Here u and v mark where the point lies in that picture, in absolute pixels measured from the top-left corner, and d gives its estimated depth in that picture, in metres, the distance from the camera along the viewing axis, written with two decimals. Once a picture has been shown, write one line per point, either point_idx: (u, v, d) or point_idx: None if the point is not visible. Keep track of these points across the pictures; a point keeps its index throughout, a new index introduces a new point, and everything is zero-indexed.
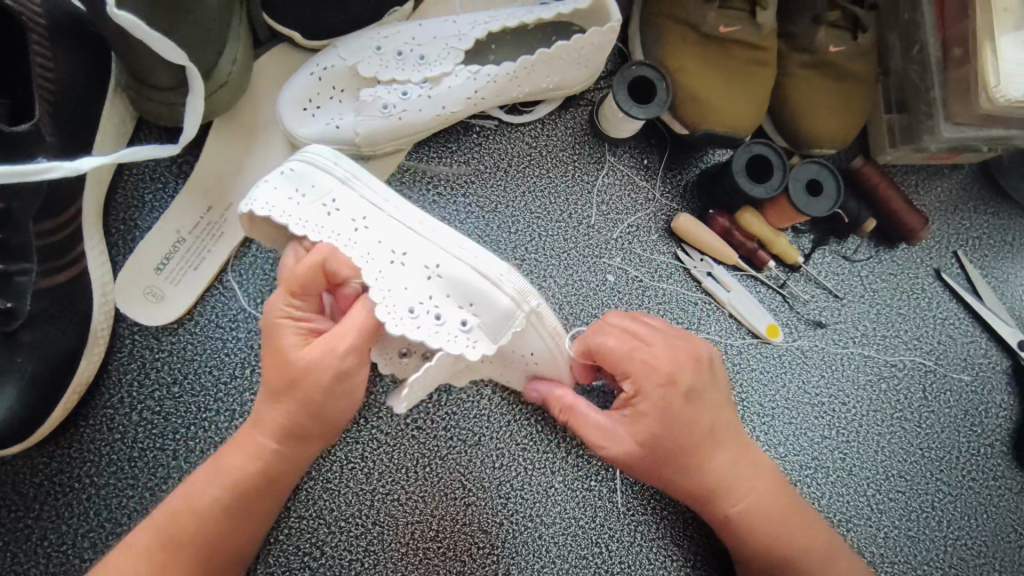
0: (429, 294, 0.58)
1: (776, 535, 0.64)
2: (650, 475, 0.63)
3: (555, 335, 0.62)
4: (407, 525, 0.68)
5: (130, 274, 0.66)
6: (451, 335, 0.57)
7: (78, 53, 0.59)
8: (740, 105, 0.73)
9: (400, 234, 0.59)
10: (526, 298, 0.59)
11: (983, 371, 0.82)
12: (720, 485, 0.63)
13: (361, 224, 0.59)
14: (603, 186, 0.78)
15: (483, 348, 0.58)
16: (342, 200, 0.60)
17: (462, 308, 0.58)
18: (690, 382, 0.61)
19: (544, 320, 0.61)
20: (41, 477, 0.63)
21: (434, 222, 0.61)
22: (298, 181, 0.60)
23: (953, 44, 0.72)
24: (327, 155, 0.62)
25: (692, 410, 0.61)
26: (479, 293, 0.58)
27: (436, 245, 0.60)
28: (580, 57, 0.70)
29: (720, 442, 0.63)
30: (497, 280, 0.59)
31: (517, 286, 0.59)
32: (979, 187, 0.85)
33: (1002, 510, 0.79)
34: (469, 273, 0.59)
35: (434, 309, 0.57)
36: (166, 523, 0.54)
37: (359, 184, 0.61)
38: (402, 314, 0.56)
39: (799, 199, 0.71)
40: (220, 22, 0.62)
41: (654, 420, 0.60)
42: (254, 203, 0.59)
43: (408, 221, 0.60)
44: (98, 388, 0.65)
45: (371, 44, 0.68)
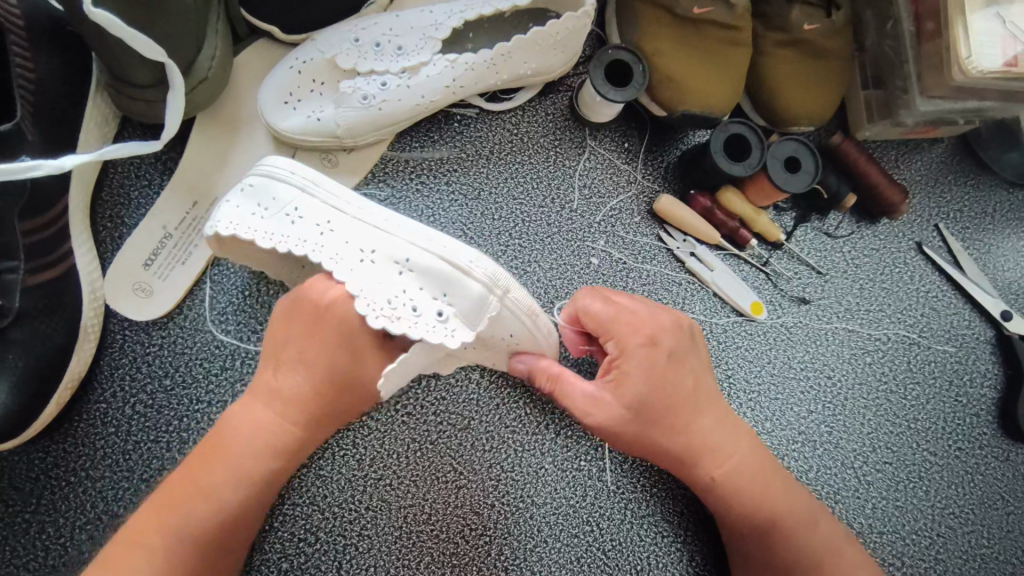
0: (402, 288, 0.59)
1: (757, 500, 0.65)
2: (636, 444, 0.64)
3: (531, 314, 0.63)
4: (400, 509, 0.69)
5: (118, 270, 0.67)
6: (429, 326, 0.58)
7: (57, 53, 0.59)
8: (717, 84, 0.73)
9: (367, 233, 0.60)
10: (500, 280, 0.60)
11: (967, 342, 0.83)
12: (706, 449, 0.64)
13: (327, 228, 0.60)
14: (585, 170, 0.78)
15: (461, 336, 0.59)
16: (304, 207, 0.60)
17: (438, 297, 0.59)
18: (674, 346, 0.64)
19: (522, 297, 0.62)
20: (37, 472, 0.64)
21: (398, 216, 0.62)
22: (259, 196, 0.60)
23: (926, 18, 0.72)
24: (282, 165, 0.61)
25: (675, 372, 0.63)
26: (453, 282, 0.59)
27: (403, 240, 0.60)
28: (556, 42, 0.71)
29: (702, 407, 0.65)
30: (468, 267, 0.59)
31: (489, 270, 0.60)
32: (959, 161, 0.86)
33: (989, 478, 0.80)
34: (439, 262, 0.59)
35: (409, 302, 0.59)
36: (169, 510, 0.54)
37: (318, 189, 0.61)
38: (381, 304, 0.58)
39: (778, 175, 0.71)
40: (198, 19, 0.63)
41: (640, 381, 0.62)
42: (218, 223, 0.60)
43: (373, 220, 0.61)
44: (91, 383, 0.66)
45: (349, 37, 0.69)
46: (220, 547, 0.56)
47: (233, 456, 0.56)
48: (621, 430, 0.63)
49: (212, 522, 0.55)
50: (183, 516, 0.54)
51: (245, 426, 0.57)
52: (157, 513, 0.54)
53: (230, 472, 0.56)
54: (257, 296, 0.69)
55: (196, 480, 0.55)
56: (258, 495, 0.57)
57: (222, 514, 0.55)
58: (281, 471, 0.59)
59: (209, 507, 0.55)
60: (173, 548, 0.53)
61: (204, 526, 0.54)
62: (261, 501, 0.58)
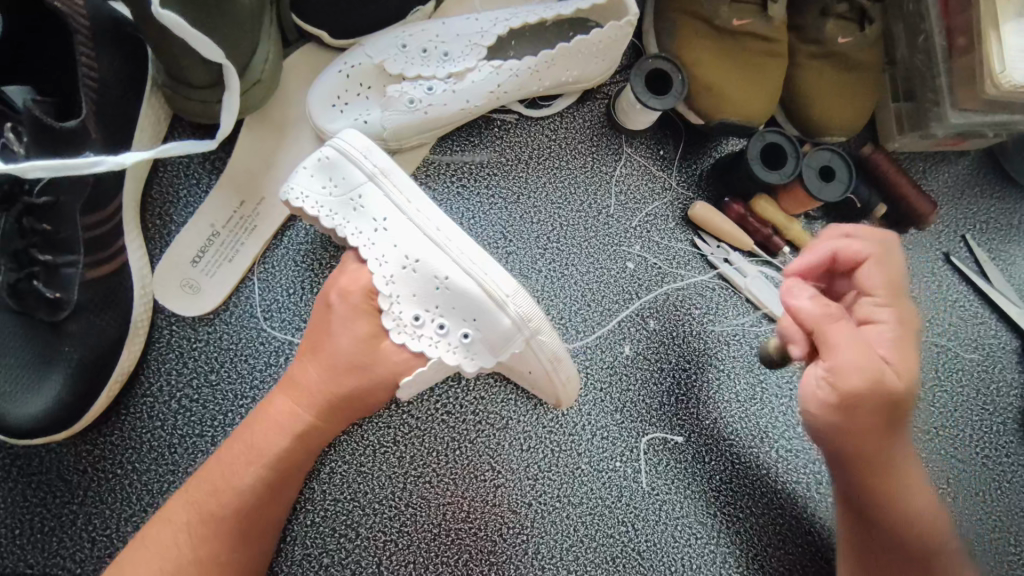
0: (436, 304, 0.60)
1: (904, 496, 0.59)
2: (858, 433, 0.55)
3: (555, 360, 0.63)
4: (440, 506, 0.70)
5: (167, 267, 0.68)
6: (450, 346, 0.60)
7: (119, 53, 0.61)
8: (753, 95, 0.75)
9: (416, 241, 0.61)
10: (529, 323, 0.60)
11: (993, 351, 0.84)
12: (886, 449, 0.57)
13: (381, 225, 0.61)
14: (621, 176, 0.80)
15: (479, 362, 0.61)
16: (366, 196, 0.62)
17: (465, 321, 0.60)
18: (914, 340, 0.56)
19: (548, 340, 0.62)
20: (84, 464, 0.65)
21: (451, 229, 0.62)
22: (331, 172, 0.63)
23: (958, 33, 0.74)
24: (360, 146, 0.63)
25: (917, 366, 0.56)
26: (485, 312, 0.59)
27: (448, 257, 0.60)
28: (598, 51, 0.73)
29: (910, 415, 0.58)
30: (502, 301, 0.59)
31: (521, 313, 0.59)
32: (984, 173, 0.87)
33: (1016, 486, 0.81)
34: (476, 290, 0.59)
35: (438, 319, 0.60)
36: (195, 496, 0.57)
37: (386, 181, 0.62)
38: (406, 321, 0.60)
39: (812, 184, 0.73)
40: (253, 23, 0.65)
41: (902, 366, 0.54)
42: (291, 191, 0.63)
43: (427, 228, 0.61)
44: (138, 377, 0.67)
45: (397, 42, 0.71)
46: (245, 533, 0.57)
47: (255, 439, 0.58)
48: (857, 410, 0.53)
49: (229, 505, 0.56)
50: (203, 498, 0.56)
51: (264, 415, 0.59)
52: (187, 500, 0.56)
53: (251, 457, 0.57)
54: (301, 293, 0.71)
55: (220, 467, 0.57)
56: (276, 483, 0.58)
57: (239, 501, 0.56)
58: (300, 463, 0.60)
59: (227, 493, 0.56)
60: (193, 527, 0.55)
61: (224, 512, 0.56)
62: (277, 490, 0.59)
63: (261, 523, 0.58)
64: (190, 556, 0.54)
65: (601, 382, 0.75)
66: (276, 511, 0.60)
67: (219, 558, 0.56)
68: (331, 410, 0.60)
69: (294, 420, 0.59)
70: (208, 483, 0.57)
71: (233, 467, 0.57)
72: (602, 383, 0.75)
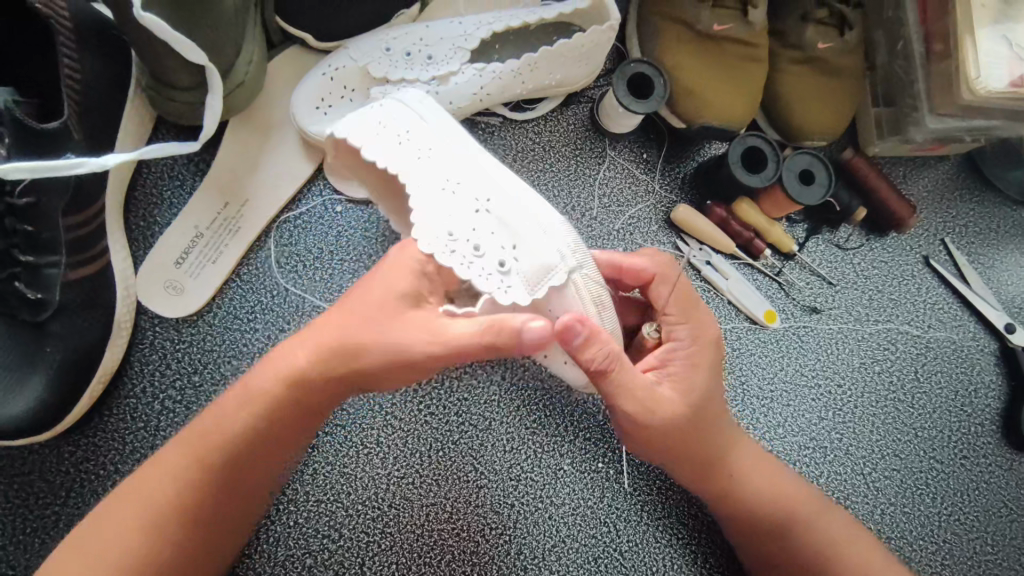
0: (475, 226, 0.59)
1: (767, 487, 0.66)
2: (687, 446, 0.63)
3: (599, 303, 0.63)
4: (422, 507, 0.70)
5: (151, 268, 0.68)
6: (485, 271, 0.58)
7: (103, 54, 0.61)
8: (734, 99, 0.76)
9: (461, 169, 0.62)
10: (570, 257, 0.61)
11: (972, 353, 0.85)
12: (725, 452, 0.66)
13: (425, 152, 0.63)
14: (604, 179, 0.80)
15: (516, 296, 0.59)
16: (413, 124, 0.64)
17: (506, 248, 0.60)
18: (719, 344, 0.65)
19: (589, 285, 0.62)
20: (66, 466, 0.64)
21: (496, 167, 0.64)
22: (376, 104, 0.64)
23: (936, 39, 0.75)
24: (410, 86, 0.66)
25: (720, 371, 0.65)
26: (526, 239, 0.60)
27: (494, 187, 0.62)
28: (581, 54, 0.73)
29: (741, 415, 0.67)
30: (548, 230, 0.62)
31: (568, 243, 0.62)
32: (964, 177, 0.89)
33: (993, 486, 0.82)
34: (522, 219, 0.61)
35: (475, 241, 0.59)
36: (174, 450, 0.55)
37: (433, 117, 0.65)
38: (442, 237, 0.58)
39: (792, 187, 0.73)
40: (237, 25, 0.65)
41: (702, 379, 0.63)
42: None
43: (473, 162, 0.63)
44: (121, 378, 0.67)
45: (381, 45, 0.71)
46: (213, 488, 0.55)
47: (244, 395, 0.57)
48: (669, 431, 0.62)
49: (204, 455, 0.55)
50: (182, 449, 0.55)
51: (228, 412, 0.56)
52: (159, 477, 0.54)
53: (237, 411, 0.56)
54: (285, 295, 0.71)
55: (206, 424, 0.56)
56: (254, 440, 0.56)
57: (213, 452, 0.55)
58: (282, 425, 0.58)
59: (203, 445, 0.55)
60: (170, 478, 0.54)
61: (201, 460, 0.54)
62: (252, 449, 0.56)
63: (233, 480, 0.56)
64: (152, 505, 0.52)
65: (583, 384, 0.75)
66: (249, 470, 0.57)
67: (181, 503, 0.53)
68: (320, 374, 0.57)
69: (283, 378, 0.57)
70: (164, 473, 0.54)
71: (219, 425, 0.56)
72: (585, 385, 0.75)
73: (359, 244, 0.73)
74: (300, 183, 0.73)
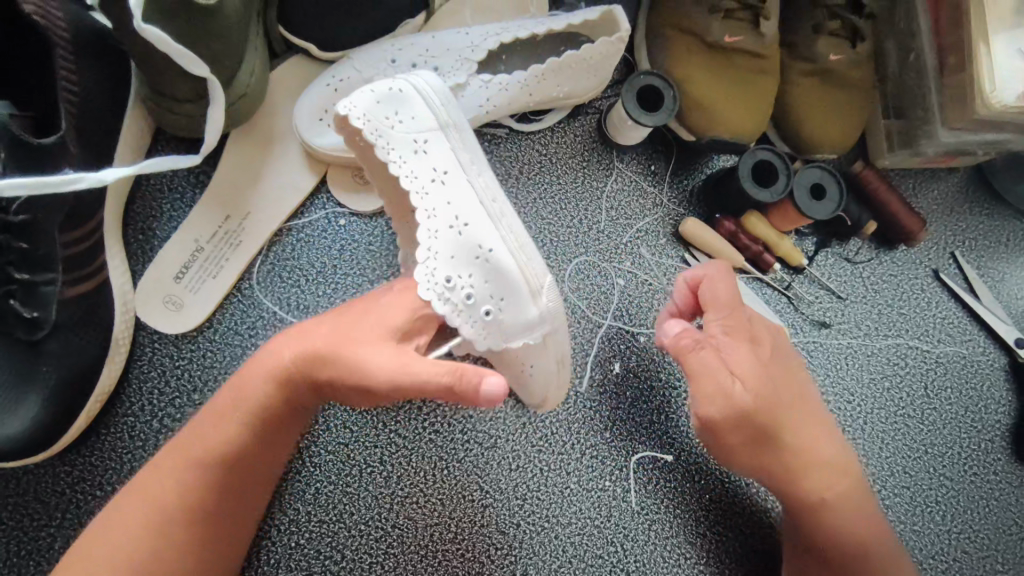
0: (470, 273, 0.56)
1: (843, 493, 0.63)
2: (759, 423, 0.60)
3: (561, 360, 0.62)
4: (426, 527, 0.69)
5: (150, 283, 0.67)
6: (470, 318, 0.56)
7: (101, 66, 0.60)
8: (744, 112, 0.75)
9: (470, 204, 0.58)
10: (552, 318, 0.59)
11: (981, 368, 0.84)
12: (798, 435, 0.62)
13: (439, 176, 0.58)
14: (612, 191, 0.79)
15: (490, 343, 0.57)
16: (432, 144, 0.59)
17: (493, 298, 0.56)
18: (772, 337, 0.64)
19: (558, 345, 0.61)
20: (63, 486, 0.63)
21: (506, 206, 0.59)
22: (398, 107, 0.60)
23: (949, 51, 0.74)
24: (438, 94, 0.61)
25: (783, 365, 0.63)
26: (515, 293, 0.57)
27: (497, 230, 0.58)
28: (589, 65, 0.72)
29: (815, 409, 0.64)
30: (536, 290, 0.57)
31: (550, 307, 0.58)
32: (974, 190, 0.88)
33: (1003, 504, 0.81)
34: (515, 270, 0.57)
35: (468, 289, 0.56)
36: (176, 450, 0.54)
37: (455, 136, 0.60)
38: (438, 281, 0.55)
39: (803, 202, 0.72)
40: (240, 36, 0.63)
41: (766, 375, 0.60)
42: (351, 109, 0.59)
43: (484, 197, 0.58)
44: (119, 396, 0.65)
45: (387, 56, 0.70)
46: (211, 493, 0.54)
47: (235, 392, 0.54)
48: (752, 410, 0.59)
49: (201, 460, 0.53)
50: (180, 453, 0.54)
51: (222, 414, 0.54)
52: (165, 476, 0.53)
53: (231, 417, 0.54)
54: (287, 310, 0.70)
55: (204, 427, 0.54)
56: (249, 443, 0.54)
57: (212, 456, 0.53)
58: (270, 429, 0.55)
59: (200, 448, 0.54)
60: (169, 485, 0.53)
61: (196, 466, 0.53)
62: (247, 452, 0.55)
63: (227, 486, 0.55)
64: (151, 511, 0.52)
65: (591, 401, 0.74)
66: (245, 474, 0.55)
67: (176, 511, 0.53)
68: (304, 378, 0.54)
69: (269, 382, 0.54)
70: (164, 479, 0.53)
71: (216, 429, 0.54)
72: (592, 402, 0.74)
73: (362, 258, 0.72)
74: (304, 195, 0.71)
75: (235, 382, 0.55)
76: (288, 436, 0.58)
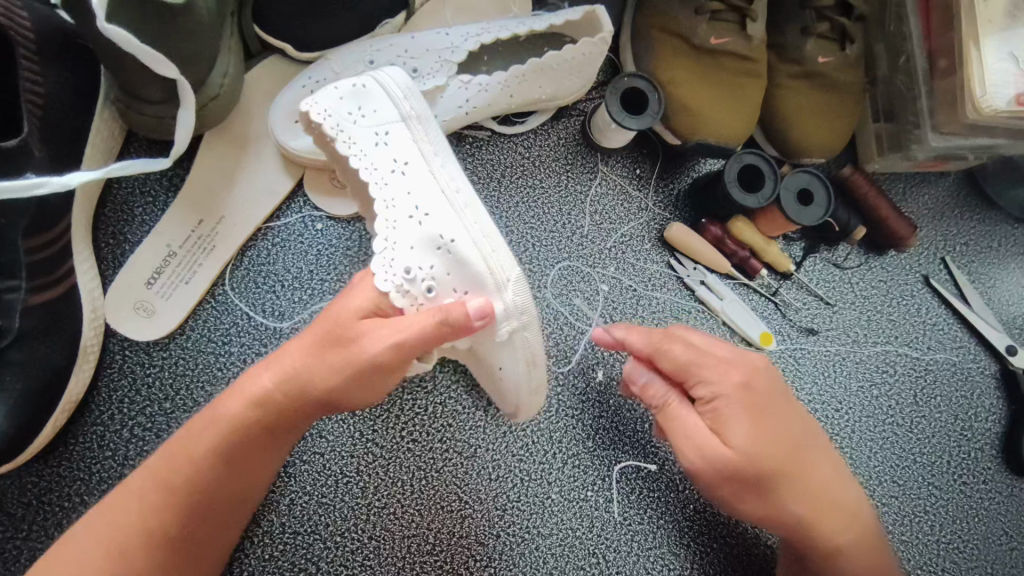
0: (431, 265, 0.56)
1: (851, 536, 0.62)
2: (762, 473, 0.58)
3: (531, 362, 0.59)
4: (403, 539, 0.67)
5: (120, 289, 0.65)
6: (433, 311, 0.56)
7: (67, 66, 0.58)
8: (730, 116, 0.73)
9: (431, 194, 0.57)
10: (521, 314, 0.57)
11: (971, 375, 0.83)
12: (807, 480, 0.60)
13: (400, 167, 0.58)
14: (596, 196, 0.78)
15: None
16: (394, 134, 0.59)
17: (455, 289, 0.56)
18: (760, 388, 0.60)
19: (529, 342, 0.58)
20: (29, 497, 0.61)
21: (471, 197, 0.58)
22: (359, 98, 0.59)
23: (940, 55, 0.73)
24: (400, 83, 0.60)
25: (773, 422, 0.59)
26: (478, 286, 0.56)
27: (460, 221, 0.57)
28: (572, 67, 0.71)
29: (816, 458, 0.61)
30: (502, 284, 0.56)
31: (518, 302, 0.56)
32: (965, 194, 0.86)
33: (993, 513, 0.80)
34: (476, 262, 0.56)
35: (429, 281, 0.56)
36: (156, 462, 0.53)
37: (418, 126, 0.59)
38: (399, 273, 0.56)
39: (791, 208, 0.71)
40: (213, 37, 0.62)
41: (757, 442, 0.57)
42: (312, 101, 0.60)
43: (447, 188, 0.58)
44: (88, 405, 0.64)
45: (365, 58, 0.69)
46: (187, 507, 0.52)
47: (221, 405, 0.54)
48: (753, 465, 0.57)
49: (183, 475, 0.52)
50: (158, 465, 0.53)
51: (192, 437, 0.53)
52: (141, 490, 0.52)
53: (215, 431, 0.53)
54: (262, 315, 0.68)
55: (188, 439, 0.53)
56: (232, 460, 0.54)
57: (192, 471, 0.52)
58: (257, 442, 0.55)
59: (184, 462, 0.52)
60: (146, 500, 0.52)
61: (176, 478, 0.52)
62: (231, 467, 0.54)
63: (206, 501, 0.53)
64: (125, 525, 0.51)
65: (573, 409, 0.73)
66: (228, 489, 0.55)
67: (151, 525, 0.51)
68: (297, 391, 0.54)
69: (261, 394, 0.54)
70: (129, 500, 0.52)
71: (201, 442, 0.53)
72: (574, 410, 0.73)
73: (339, 262, 0.70)
74: (280, 199, 0.69)
75: (219, 399, 0.55)
76: (265, 460, 0.56)
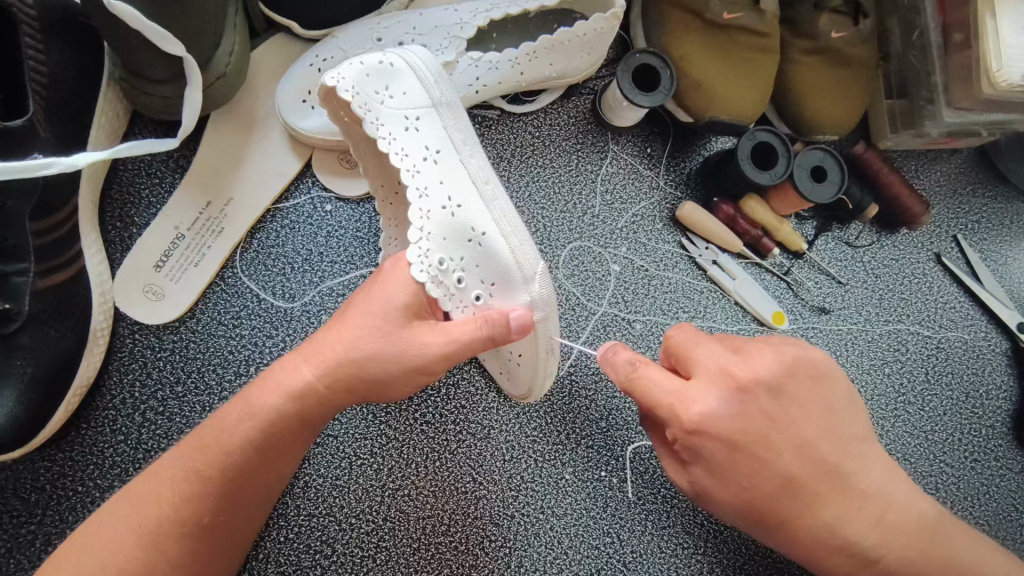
0: (462, 256, 0.55)
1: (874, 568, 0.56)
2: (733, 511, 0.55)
3: (549, 351, 0.59)
4: (419, 520, 0.67)
5: (129, 272, 0.64)
6: (461, 303, 0.55)
7: (70, 44, 0.57)
8: (742, 92, 0.72)
9: (462, 184, 0.56)
10: (543, 307, 0.56)
11: (983, 353, 0.83)
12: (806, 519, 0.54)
13: (432, 156, 0.55)
14: (607, 174, 0.77)
15: None
16: (425, 120, 0.56)
17: (483, 282, 0.56)
18: (743, 423, 0.52)
19: (548, 334, 0.58)
20: (42, 482, 0.61)
21: (499, 187, 0.57)
22: (388, 80, 0.56)
23: (954, 29, 0.72)
24: (432, 68, 0.57)
25: (747, 465, 0.53)
26: (507, 280, 0.55)
27: (490, 213, 0.56)
28: (583, 43, 0.69)
29: (819, 503, 0.54)
30: (530, 277, 0.56)
31: (543, 295, 0.56)
32: (977, 170, 0.86)
33: (1003, 490, 0.80)
34: (507, 256, 0.55)
35: (459, 273, 0.55)
36: (191, 455, 0.52)
37: (449, 113, 0.57)
38: (432, 262, 0.54)
39: (804, 185, 0.70)
40: (219, 14, 0.61)
41: (716, 487, 0.53)
42: (340, 79, 0.56)
43: (478, 179, 0.56)
44: (99, 389, 0.63)
45: (373, 35, 0.67)
46: (223, 497, 0.52)
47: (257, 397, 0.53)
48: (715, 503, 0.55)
49: (218, 467, 0.51)
50: (193, 459, 0.52)
51: (226, 428, 0.52)
52: (172, 478, 0.51)
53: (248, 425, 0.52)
54: (272, 297, 0.67)
55: (222, 428, 0.52)
56: (268, 449, 0.53)
57: (228, 462, 0.51)
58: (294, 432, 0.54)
59: (217, 452, 0.52)
60: (180, 491, 0.51)
61: (209, 471, 0.51)
62: (265, 457, 0.53)
63: (240, 492, 0.53)
64: (160, 514, 0.50)
65: (587, 390, 0.73)
66: (259, 480, 0.54)
67: (188, 515, 0.51)
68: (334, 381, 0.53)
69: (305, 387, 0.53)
70: (160, 486, 0.51)
71: (235, 432, 0.52)
72: (588, 391, 0.73)
73: (350, 245, 0.70)
74: (288, 180, 0.69)
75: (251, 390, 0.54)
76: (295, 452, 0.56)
